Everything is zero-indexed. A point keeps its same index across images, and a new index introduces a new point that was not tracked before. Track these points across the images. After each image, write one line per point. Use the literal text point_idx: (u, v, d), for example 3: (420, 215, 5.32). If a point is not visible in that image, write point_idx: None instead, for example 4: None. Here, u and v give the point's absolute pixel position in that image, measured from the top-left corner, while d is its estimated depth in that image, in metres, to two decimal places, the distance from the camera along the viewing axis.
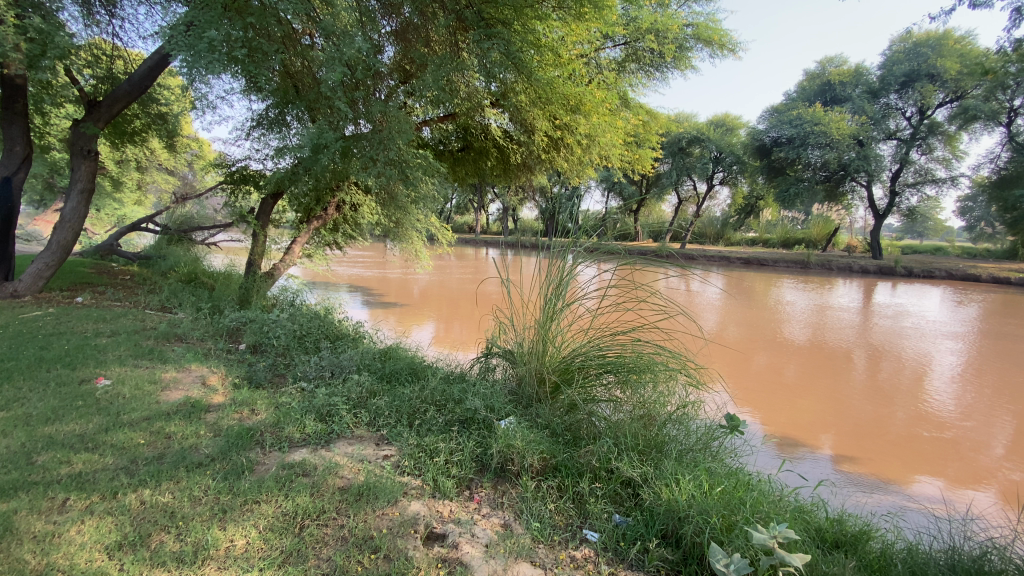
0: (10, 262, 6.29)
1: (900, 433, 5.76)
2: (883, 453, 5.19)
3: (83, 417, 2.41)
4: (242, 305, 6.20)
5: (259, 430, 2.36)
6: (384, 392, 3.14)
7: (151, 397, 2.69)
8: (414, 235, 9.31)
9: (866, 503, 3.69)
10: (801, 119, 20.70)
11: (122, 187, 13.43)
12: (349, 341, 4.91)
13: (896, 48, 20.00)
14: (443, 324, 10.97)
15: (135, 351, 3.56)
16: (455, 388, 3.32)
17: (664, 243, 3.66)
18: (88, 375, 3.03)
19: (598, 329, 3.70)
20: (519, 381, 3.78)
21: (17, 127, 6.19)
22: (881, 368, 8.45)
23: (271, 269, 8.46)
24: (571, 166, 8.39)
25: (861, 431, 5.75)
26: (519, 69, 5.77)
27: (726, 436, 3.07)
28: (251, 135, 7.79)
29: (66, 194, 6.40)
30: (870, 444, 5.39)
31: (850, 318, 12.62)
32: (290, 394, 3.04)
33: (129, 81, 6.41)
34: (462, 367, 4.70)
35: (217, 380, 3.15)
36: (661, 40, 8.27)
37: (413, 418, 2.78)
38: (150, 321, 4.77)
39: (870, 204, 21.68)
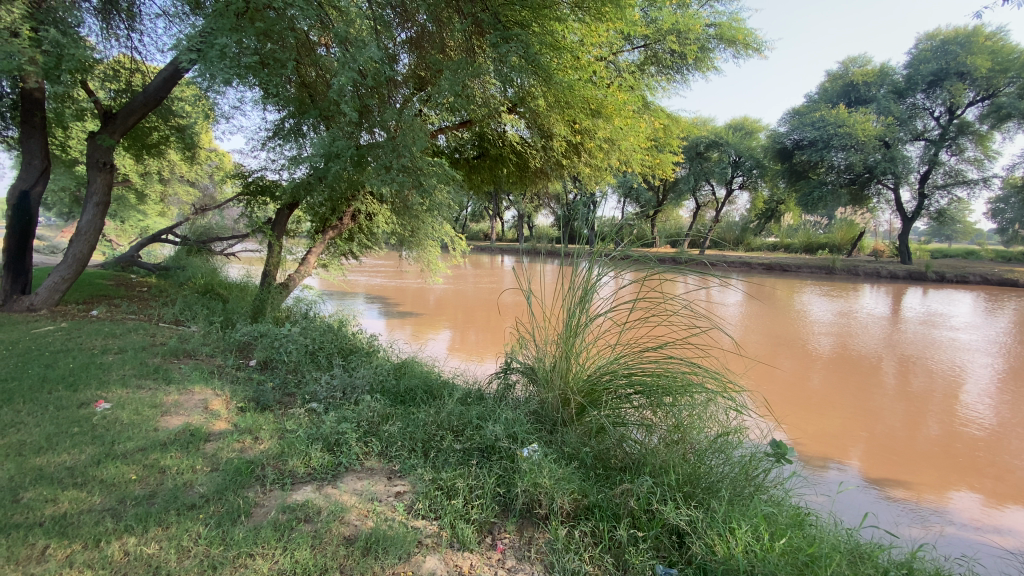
0: (27, 275, 6.25)
1: (933, 445, 5.44)
2: (914, 467, 4.89)
3: (75, 447, 2.23)
4: (256, 318, 6.07)
5: (260, 464, 2.15)
6: (398, 417, 2.93)
7: (149, 424, 2.50)
8: (429, 244, 9.14)
9: (939, 545, 3.30)
10: (824, 121, 19.96)
11: (143, 199, 13.59)
12: (362, 356, 4.72)
13: (923, 47, 19.38)
14: (458, 333, 10.78)
15: (140, 371, 3.40)
16: (472, 410, 3.10)
17: (685, 252, 3.43)
18: (88, 398, 2.87)
19: (627, 345, 3.45)
20: (541, 402, 3.54)
21: (35, 140, 6.18)
22: (911, 377, 8.07)
23: (286, 280, 8.35)
24: (589, 172, 8.13)
25: (891, 443, 5.45)
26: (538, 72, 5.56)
27: (774, 467, 2.79)
28: (267, 146, 7.74)
29: (82, 206, 6.36)
30: (901, 457, 5.09)
31: (877, 326, 12.13)
32: (297, 418, 2.85)
33: (145, 92, 6.38)
34: (480, 384, 4.48)
35: (222, 403, 2.97)
36: (683, 40, 7.97)
37: (428, 447, 2.57)
38: (161, 337, 4.64)
39: (897, 207, 20.97)
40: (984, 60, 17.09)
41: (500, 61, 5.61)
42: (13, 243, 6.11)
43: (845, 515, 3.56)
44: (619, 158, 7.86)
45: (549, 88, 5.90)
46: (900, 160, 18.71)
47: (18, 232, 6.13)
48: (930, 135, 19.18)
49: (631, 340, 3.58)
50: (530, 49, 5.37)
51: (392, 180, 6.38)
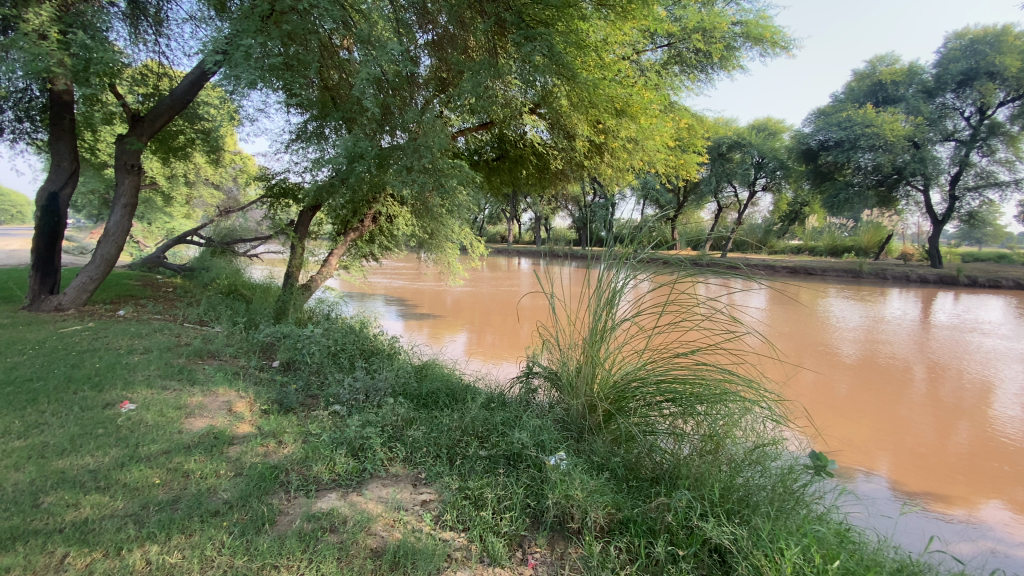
0: (55, 276, 6.37)
1: (964, 454, 5.24)
2: (943, 476, 4.71)
3: (99, 450, 2.21)
4: (279, 319, 6.09)
5: (284, 469, 2.10)
6: (423, 421, 2.87)
7: (173, 426, 2.48)
8: (449, 246, 9.12)
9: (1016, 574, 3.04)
10: (851, 121, 19.41)
11: (170, 201, 13.88)
12: (383, 357, 4.68)
13: (952, 45, 18.78)
14: (475, 335, 10.74)
15: (164, 371, 3.40)
16: (497, 416, 3.03)
17: (706, 255, 3.33)
18: (113, 398, 2.86)
19: (655, 351, 3.37)
20: (567, 408, 3.46)
21: (64, 143, 6.31)
22: (942, 384, 7.79)
23: (308, 281, 8.40)
24: (611, 173, 8.02)
25: (920, 451, 5.26)
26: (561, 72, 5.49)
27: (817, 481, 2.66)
28: (290, 148, 7.79)
29: (110, 208, 6.47)
30: (930, 466, 4.91)
31: (905, 331, 11.75)
32: (321, 421, 2.80)
33: (171, 95, 6.46)
34: (502, 388, 4.41)
35: (246, 405, 2.94)
36: (709, 39, 7.81)
37: (454, 453, 2.50)
38: (185, 337, 4.67)
39: (927, 210, 20.34)
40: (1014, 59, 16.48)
41: (523, 61, 5.55)
42: (43, 244, 6.24)
43: (908, 540, 3.31)
44: (642, 159, 7.73)
45: (572, 88, 5.83)
46: (930, 161, 18.14)
47: (48, 233, 6.25)
48: (960, 135, 18.58)
49: (660, 346, 3.48)
50: (554, 48, 5.30)
51: (413, 181, 6.35)
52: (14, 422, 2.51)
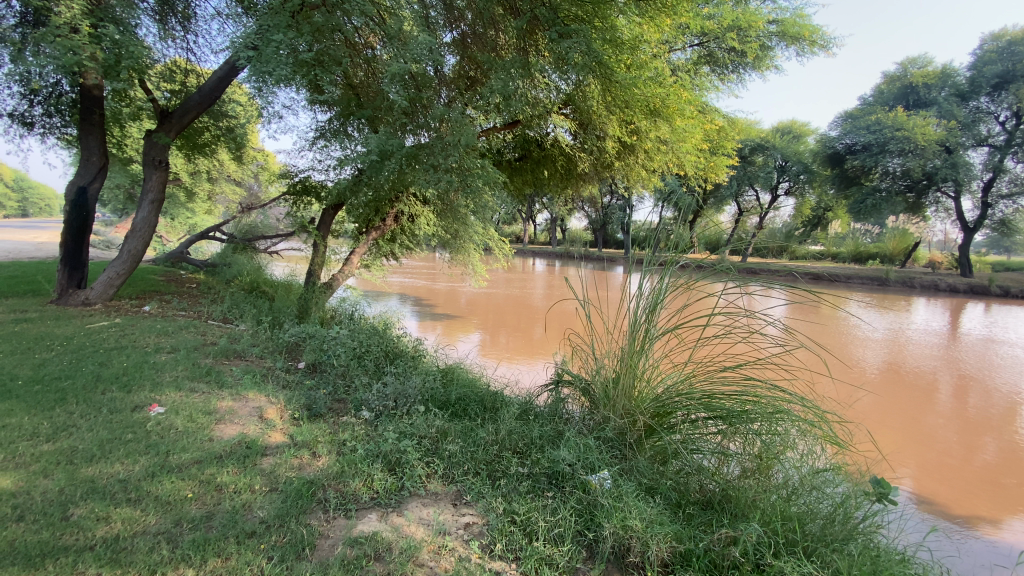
0: (83, 270, 6.38)
1: (990, 467, 5.04)
2: (967, 488, 4.54)
3: (129, 458, 2.12)
4: (302, 318, 6.03)
5: (321, 484, 1.99)
6: (458, 433, 2.75)
7: (203, 433, 2.38)
8: (471, 247, 9.03)
9: None
10: (880, 124, 18.87)
11: (193, 197, 14.00)
12: (408, 360, 4.58)
13: (988, 47, 18.19)
14: (489, 335, 10.65)
15: (192, 372, 3.32)
16: (535, 430, 2.88)
17: (736, 264, 3.20)
18: (141, 400, 2.78)
19: (698, 364, 3.24)
20: (603, 423, 3.33)
21: (93, 137, 6.32)
22: (971, 395, 7.51)
23: (330, 279, 8.36)
24: (638, 176, 7.84)
25: (944, 462, 5.07)
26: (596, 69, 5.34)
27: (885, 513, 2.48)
28: (314, 146, 7.74)
29: (137, 203, 6.47)
30: (954, 477, 4.73)
31: (932, 340, 11.40)
32: (353, 430, 2.70)
33: (199, 91, 6.45)
34: (532, 395, 4.26)
35: (276, 411, 2.84)
36: (743, 38, 7.58)
37: (493, 470, 2.37)
38: (211, 336, 4.60)
39: (958, 217, 19.72)
40: None
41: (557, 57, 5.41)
42: (71, 239, 6.25)
43: None
44: (670, 162, 7.55)
45: (606, 86, 5.68)
46: (962, 166, 17.59)
47: (76, 228, 6.26)
48: (994, 140, 17.96)
49: (704, 359, 3.34)
50: (592, 46, 5.16)
51: (440, 180, 6.25)
52: (43, 423, 2.43)
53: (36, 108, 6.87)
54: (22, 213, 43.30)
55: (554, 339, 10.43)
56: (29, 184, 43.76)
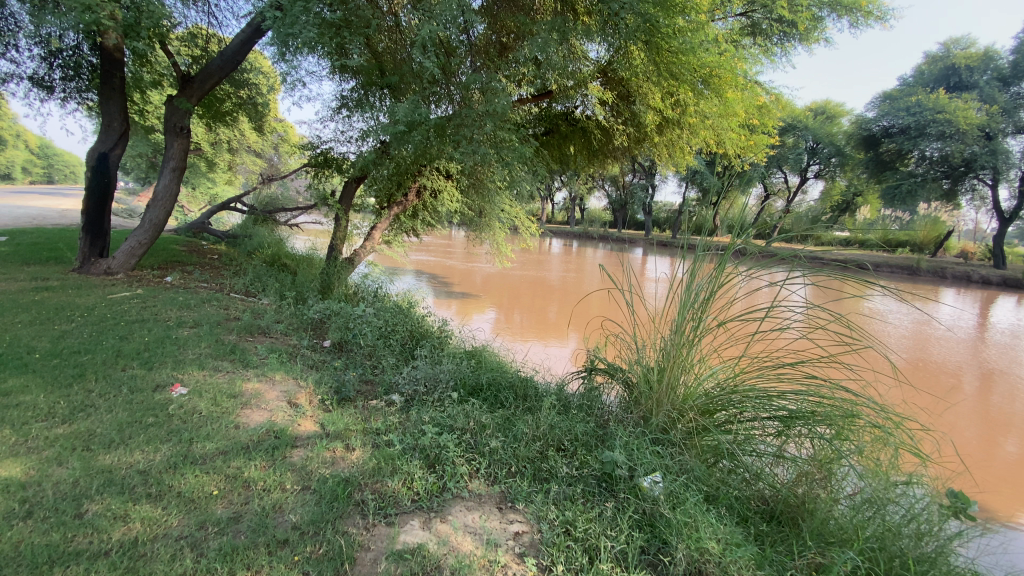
0: (105, 239, 6.28)
1: (1013, 460, 4.85)
2: (988, 480, 4.38)
3: (150, 446, 1.96)
4: (324, 294, 5.88)
5: (357, 483, 1.82)
6: (498, 425, 2.55)
7: (228, 419, 2.22)
8: (496, 226, 8.79)
9: None
10: (921, 106, 17.81)
11: (214, 167, 13.87)
12: (435, 341, 4.40)
13: None
14: (504, 314, 10.51)
15: (216, 350, 3.17)
16: (579, 424, 2.69)
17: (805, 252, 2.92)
18: (162, 379, 2.63)
19: (753, 359, 3.05)
20: (647, 417, 3.14)
21: (114, 103, 6.15)
22: (997, 388, 7.26)
23: (352, 254, 8.21)
24: (670, 154, 7.60)
25: (965, 453, 4.89)
26: (648, 30, 5.10)
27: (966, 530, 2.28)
28: (335, 116, 7.49)
29: (158, 171, 6.31)
30: (975, 469, 4.57)
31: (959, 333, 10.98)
32: (386, 419, 2.53)
33: (221, 56, 6.23)
34: (564, 382, 4.07)
35: (304, 396, 2.66)
36: (793, 7, 7.02)
37: (540, 470, 2.17)
38: (234, 310, 4.47)
39: (992, 208, 18.76)
40: None
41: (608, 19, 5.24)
42: (94, 206, 6.15)
43: None
44: (707, 140, 7.17)
45: (656, 51, 5.43)
46: (1002, 154, 16.60)
47: (97, 195, 6.15)
48: None
49: (760, 353, 3.13)
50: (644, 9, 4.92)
51: (478, 150, 5.93)
52: (60, 402, 2.30)
53: (55, 72, 6.71)
54: (49, 180, 43.94)
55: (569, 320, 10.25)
56: (52, 150, 44.23)
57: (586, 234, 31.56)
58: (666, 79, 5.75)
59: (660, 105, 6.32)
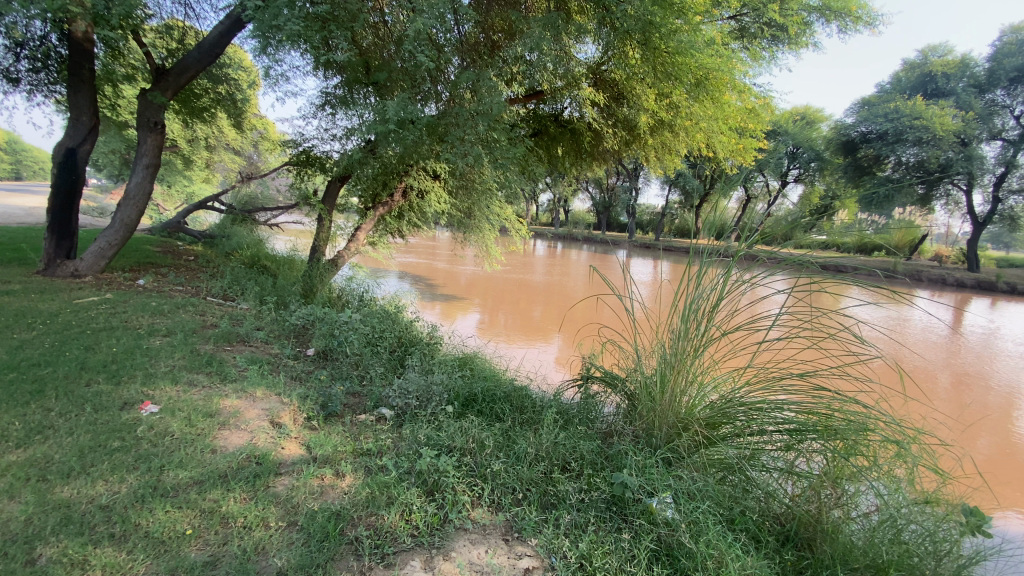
0: (72, 239, 5.93)
1: (982, 455, 4.91)
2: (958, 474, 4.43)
3: (114, 475, 1.75)
4: (307, 298, 5.64)
5: (350, 516, 1.65)
6: (497, 443, 2.39)
7: (203, 442, 2.01)
8: (485, 227, 8.61)
9: None
10: (898, 112, 18.13)
11: (190, 165, 13.41)
12: (424, 348, 4.22)
13: (1008, 39, 17.54)
14: (488, 315, 10.36)
15: (191, 362, 2.94)
16: (582, 440, 2.55)
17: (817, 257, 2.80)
18: (131, 396, 2.40)
19: (759, 368, 2.95)
20: (649, 430, 3.02)
21: (83, 95, 5.82)
22: (971, 384, 7.36)
23: (335, 256, 7.95)
24: (658, 155, 7.59)
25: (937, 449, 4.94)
26: (646, 25, 4.98)
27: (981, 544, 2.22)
28: (318, 114, 7.24)
29: (130, 168, 5.99)
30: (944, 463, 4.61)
31: (932, 331, 11.17)
32: (378, 438, 2.36)
33: (199, 48, 5.94)
34: (559, 390, 3.93)
35: (288, 413, 2.46)
36: (784, 10, 7.00)
37: (547, 495, 2.03)
38: (211, 316, 4.22)
39: (967, 211, 19.22)
40: None
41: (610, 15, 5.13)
42: (60, 205, 5.82)
43: None
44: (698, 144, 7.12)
45: (655, 49, 5.31)
46: (977, 159, 17.16)
47: (64, 193, 5.81)
48: (1009, 134, 17.51)
49: (766, 362, 3.02)
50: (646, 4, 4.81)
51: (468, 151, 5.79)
52: (14, 424, 2.07)
53: (20, 62, 6.33)
54: (15, 176, 42.29)
55: (553, 321, 10.15)
56: (19, 145, 42.60)
57: (571, 236, 31.53)
58: (663, 79, 5.64)
59: (654, 107, 6.22)
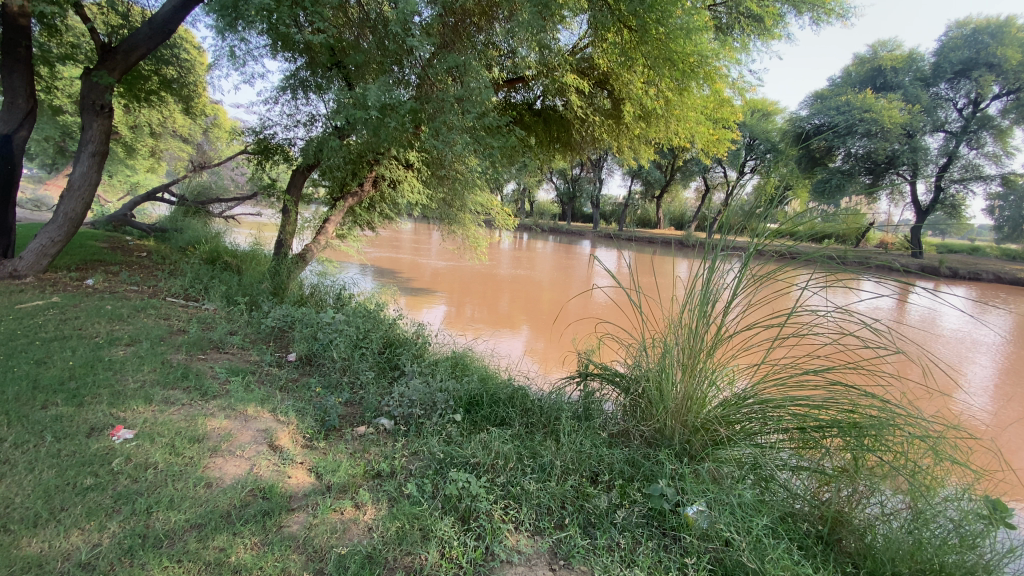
0: (9, 236, 5.34)
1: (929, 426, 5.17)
2: None
3: (92, 522, 1.50)
4: (278, 297, 5.24)
5: (383, 559, 1.47)
6: (517, 453, 2.21)
7: (194, 474, 1.75)
8: (464, 217, 8.33)
9: None
10: (850, 105, 18.80)
11: (135, 154, 12.43)
12: (413, 347, 3.96)
13: (953, 34, 18.72)
14: (454, 307, 10.17)
15: (163, 375, 2.62)
16: (603, 446, 2.42)
17: (839, 251, 2.73)
18: (98, 420, 2.10)
19: (774, 365, 2.87)
20: (663, 430, 2.90)
21: (18, 76, 5.21)
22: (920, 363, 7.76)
23: (302, 250, 7.50)
24: (634, 144, 7.48)
25: None
26: (650, 6, 4.60)
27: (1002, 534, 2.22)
28: (279, 99, 6.75)
29: (74, 156, 5.42)
30: None
31: (879, 313, 11.76)
32: (389, 456, 2.14)
33: (149, 24, 5.40)
34: (558, 388, 3.78)
35: (285, 433, 2.19)
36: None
37: (586, 513, 1.89)
38: (177, 320, 3.82)
39: (912, 200, 20.19)
40: (1015, 52, 16.50)
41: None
42: None
43: None
44: (676, 135, 7.02)
45: (646, 37, 5.12)
46: (921, 150, 18.22)
47: None
48: (950, 126, 18.58)
49: (779, 360, 2.94)
50: None
51: (450, 139, 5.52)
52: None
53: None
54: None
55: (521, 312, 10.07)
56: None
57: (536, 227, 31.50)
58: (664, 66, 5.28)
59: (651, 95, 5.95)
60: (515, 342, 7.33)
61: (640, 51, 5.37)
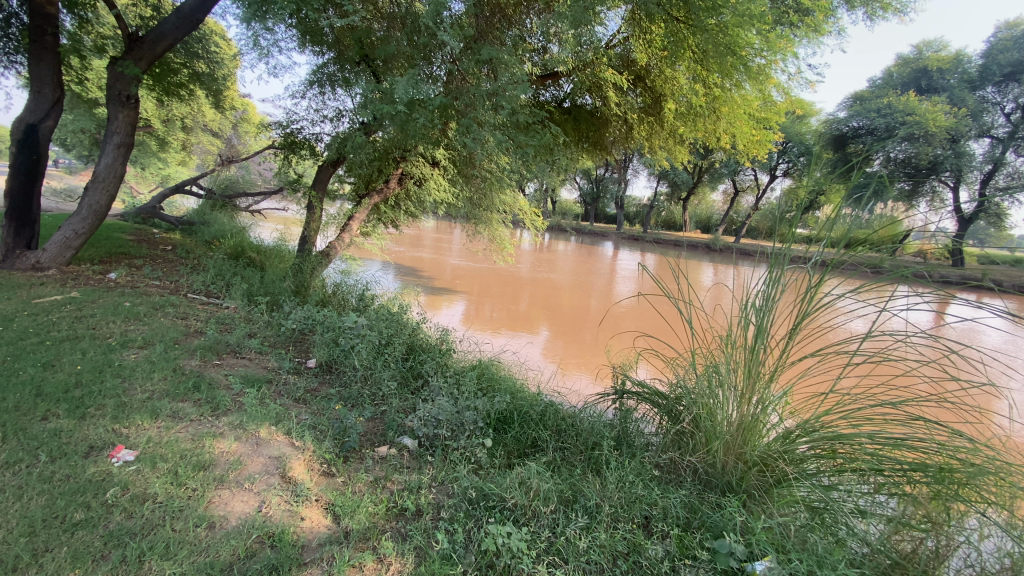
0: (33, 227, 5.26)
1: None
2: None
3: (77, 571, 1.32)
4: (300, 296, 5.06)
5: None
6: (557, 493, 1.96)
7: (197, 512, 1.56)
8: (491, 217, 8.08)
9: None
10: (891, 108, 17.89)
11: (165, 146, 12.50)
12: (439, 355, 3.71)
13: (1002, 36, 17.62)
14: (475, 307, 9.97)
15: (174, 386, 2.43)
16: (651, 482, 2.16)
17: (928, 270, 2.39)
18: (99, 437, 1.91)
19: (842, 396, 2.49)
20: (715, 462, 2.61)
21: (46, 65, 5.15)
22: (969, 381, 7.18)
23: (326, 248, 7.35)
24: (668, 143, 7.13)
25: None
26: None
27: None
28: (306, 93, 6.60)
29: (99, 147, 5.34)
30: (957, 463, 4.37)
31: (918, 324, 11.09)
32: (415, 489, 1.93)
33: (177, 13, 5.27)
34: (588, 404, 3.51)
35: (300, 460, 1.97)
36: None
37: (641, 571, 1.65)
38: (195, 321, 3.65)
39: None
40: None
41: None
42: (18, 188, 5.14)
43: None
44: (712, 135, 6.65)
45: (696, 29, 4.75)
46: (965, 156, 17.31)
47: (24, 174, 5.14)
48: (997, 132, 17.65)
49: (847, 389, 2.55)
50: None
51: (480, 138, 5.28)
52: None
53: None
54: None
55: (541, 313, 9.83)
56: None
57: (559, 228, 31.16)
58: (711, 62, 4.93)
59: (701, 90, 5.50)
60: (533, 346, 7.09)
61: (695, 38, 4.92)
